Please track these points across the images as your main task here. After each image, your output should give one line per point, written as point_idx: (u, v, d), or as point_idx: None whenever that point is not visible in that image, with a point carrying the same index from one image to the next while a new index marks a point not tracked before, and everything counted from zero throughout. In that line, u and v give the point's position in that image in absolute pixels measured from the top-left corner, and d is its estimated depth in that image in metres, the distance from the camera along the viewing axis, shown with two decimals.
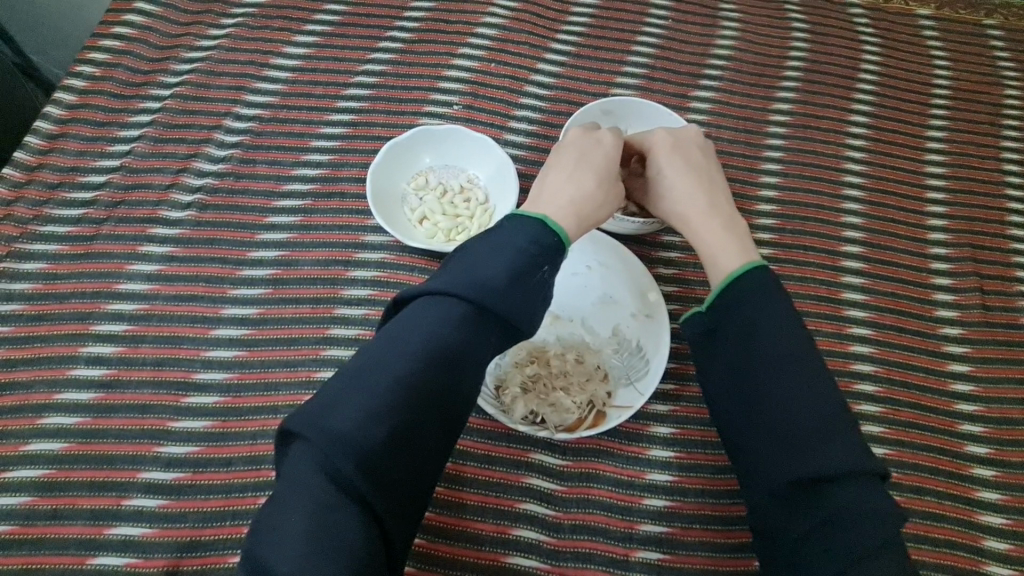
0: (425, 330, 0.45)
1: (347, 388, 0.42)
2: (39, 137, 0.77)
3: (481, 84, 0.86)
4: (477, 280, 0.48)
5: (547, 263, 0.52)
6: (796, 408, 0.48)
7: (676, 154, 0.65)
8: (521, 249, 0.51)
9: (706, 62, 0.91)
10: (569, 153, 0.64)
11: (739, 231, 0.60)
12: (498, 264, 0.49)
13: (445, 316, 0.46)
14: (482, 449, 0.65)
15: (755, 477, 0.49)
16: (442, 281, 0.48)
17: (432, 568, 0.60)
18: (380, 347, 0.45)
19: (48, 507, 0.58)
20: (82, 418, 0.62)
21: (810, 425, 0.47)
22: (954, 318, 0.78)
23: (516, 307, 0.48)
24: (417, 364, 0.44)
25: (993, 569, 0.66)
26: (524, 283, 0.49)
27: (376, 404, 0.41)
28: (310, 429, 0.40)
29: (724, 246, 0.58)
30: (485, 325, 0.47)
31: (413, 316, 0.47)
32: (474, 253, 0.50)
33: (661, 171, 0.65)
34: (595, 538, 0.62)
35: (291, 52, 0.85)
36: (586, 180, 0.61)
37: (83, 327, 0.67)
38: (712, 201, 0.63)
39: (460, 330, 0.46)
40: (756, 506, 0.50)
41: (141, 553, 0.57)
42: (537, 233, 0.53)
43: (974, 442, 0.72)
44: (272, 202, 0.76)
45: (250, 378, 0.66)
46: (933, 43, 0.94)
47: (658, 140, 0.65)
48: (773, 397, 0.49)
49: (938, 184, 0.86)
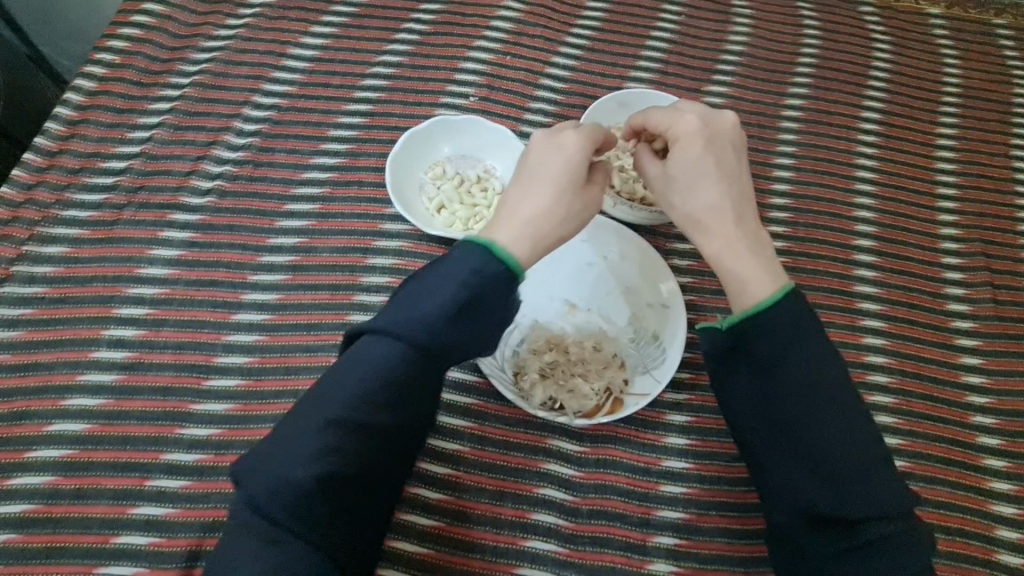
0: (366, 371, 0.47)
1: (296, 429, 0.46)
2: (59, 123, 0.78)
3: (496, 76, 0.86)
4: (415, 319, 0.48)
5: (492, 294, 0.50)
6: (830, 434, 0.49)
7: (706, 150, 0.57)
8: (461, 282, 0.49)
9: (719, 57, 0.92)
10: (537, 159, 0.57)
11: (768, 256, 0.54)
12: (434, 303, 0.48)
13: (385, 357, 0.48)
14: (499, 435, 0.66)
15: (780, 494, 0.51)
16: (381, 320, 0.49)
17: (451, 550, 0.61)
18: (327, 385, 0.48)
19: (71, 488, 0.61)
20: (104, 401, 0.65)
21: (843, 449, 0.48)
22: (965, 312, 0.79)
23: (455, 344, 0.49)
24: (357, 405, 0.47)
25: (1003, 557, 0.67)
26: (463, 318, 0.49)
27: (318, 445, 0.45)
28: (263, 467, 0.45)
29: (751, 273, 0.53)
30: (426, 360, 0.49)
31: (358, 355, 0.49)
32: (419, 285, 0.50)
33: (686, 168, 0.57)
34: (612, 523, 0.63)
35: (309, 43, 0.86)
36: (552, 191, 0.55)
37: (106, 310, 0.69)
38: (739, 210, 0.56)
39: (399, 370, 0.48)
40: (778, 517, 0.52)
41: (163, 533, 0.60)
42: (481, 261, 0.50)
43: (985, 433, 0.72)
44: (291, 189, 0.77)
45: (270, 362, 0.67)
46: (943, 41, 0.95)
47: (687, 129, 0.57)
48: (804, 431, 0.49)
49: (949, 180, 0.86)
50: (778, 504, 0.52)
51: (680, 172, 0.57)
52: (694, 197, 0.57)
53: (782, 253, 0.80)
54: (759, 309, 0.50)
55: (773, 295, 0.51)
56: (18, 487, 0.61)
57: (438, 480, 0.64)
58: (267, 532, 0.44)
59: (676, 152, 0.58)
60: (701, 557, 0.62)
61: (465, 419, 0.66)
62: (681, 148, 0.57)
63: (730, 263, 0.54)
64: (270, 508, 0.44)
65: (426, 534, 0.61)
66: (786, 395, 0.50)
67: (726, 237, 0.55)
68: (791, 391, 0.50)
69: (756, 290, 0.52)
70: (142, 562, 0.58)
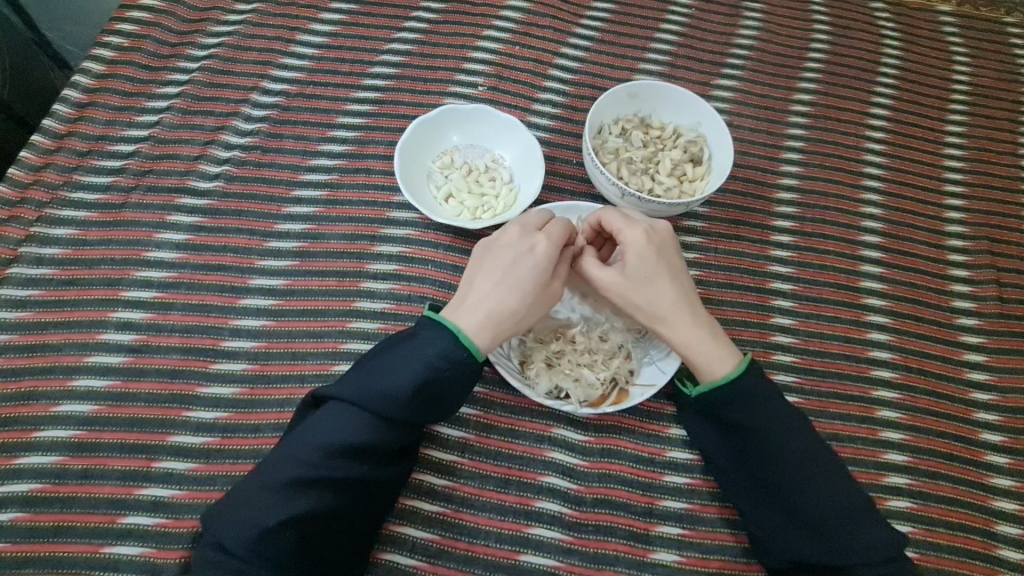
0: (333, 435, 0.52)
1: (266, 479, 0.51)
2: (68, 105, 0.78)
3: (505, 66, 0.86)
4: (379, 393, 0.53)
5: (452, 375, 0.55)
6: (796, 476, 0.55)
7: (659, 258, 0.60)
8: (424, 362, 0.54)
9: (729, 51, 0.91)
10: (503, 253, 0.59)
11: (723, 338, 0.60)
12: (403, 375, 0.53)
13: (350, 425, 0.52)
14: (505, 423, 0.66)
15: (755, 511, 0.59)
16: (360, 382, 0.54)
17: (456, 536, 0.61)
18: (295, 441, 0.53)
19: (79, 467, 0.61)
20: (112, 381, 0.65)
21: (810, 487, 0.54)
22: (970, 309, 0.79)
23: (417, 415, 0.54)
24: (326, 463, 0.51)
25: (1003, 552, 0.67)
26: (424, 396, 0.54)
27: (287, 494, 0.50)
28: (237, 510, 0.51)
29: (709, 359, 0.58)
30: (388, 431, 0.53)
31: (329, 418, 0.53)
32: (387, 360, 0.55)
33: (642, 275, 0.59)
34: (616, 512, 0.63)
35: (317, 29, 0.85)
36: (518, 284, 0.58)
37: (113, 292, 0.69)
38: (691, 305, 0.60)
39: (365, 437, 0.52)
40: (756, 530, 0.59)
41: (171, 514, 0.60)
42: (446, 345, 0.54)
43: (989, 430, 0.73)
44: (299, 175, 0.77)
45: (276, 347, 0.68)
46: (953, 39, 0.95)
47: (635, 239, 0.60)
48: (769, 472, 0.56)
49: (955, 177, 0.86)
50: (756, 520, 0.59)
51: (632, 280, 0.60)
52: (657, 298, 0.59)
53: (787, 247, 0.80)
54: (715, 386, 0.57)
55: (732, 373, 0.57)
56: (26, 465, 0.61)
57: (444, 467, 0.64)
58: (238, 568, 0.49)
59: (628, 261, 0.60)
60: (704, 546, 0.63)
61: (471, 406, 0.66)
62: (631, 255, 0.60)
63: (689, 353, 0.59)
64: (241, 545, 0.49)
65: (431, 520, 0.62)
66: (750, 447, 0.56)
67: (687, 331, 0.59)
68: (752, 448, 0.56)
69: (717, 371, 0.58)
70: (147, 543, 0.59)
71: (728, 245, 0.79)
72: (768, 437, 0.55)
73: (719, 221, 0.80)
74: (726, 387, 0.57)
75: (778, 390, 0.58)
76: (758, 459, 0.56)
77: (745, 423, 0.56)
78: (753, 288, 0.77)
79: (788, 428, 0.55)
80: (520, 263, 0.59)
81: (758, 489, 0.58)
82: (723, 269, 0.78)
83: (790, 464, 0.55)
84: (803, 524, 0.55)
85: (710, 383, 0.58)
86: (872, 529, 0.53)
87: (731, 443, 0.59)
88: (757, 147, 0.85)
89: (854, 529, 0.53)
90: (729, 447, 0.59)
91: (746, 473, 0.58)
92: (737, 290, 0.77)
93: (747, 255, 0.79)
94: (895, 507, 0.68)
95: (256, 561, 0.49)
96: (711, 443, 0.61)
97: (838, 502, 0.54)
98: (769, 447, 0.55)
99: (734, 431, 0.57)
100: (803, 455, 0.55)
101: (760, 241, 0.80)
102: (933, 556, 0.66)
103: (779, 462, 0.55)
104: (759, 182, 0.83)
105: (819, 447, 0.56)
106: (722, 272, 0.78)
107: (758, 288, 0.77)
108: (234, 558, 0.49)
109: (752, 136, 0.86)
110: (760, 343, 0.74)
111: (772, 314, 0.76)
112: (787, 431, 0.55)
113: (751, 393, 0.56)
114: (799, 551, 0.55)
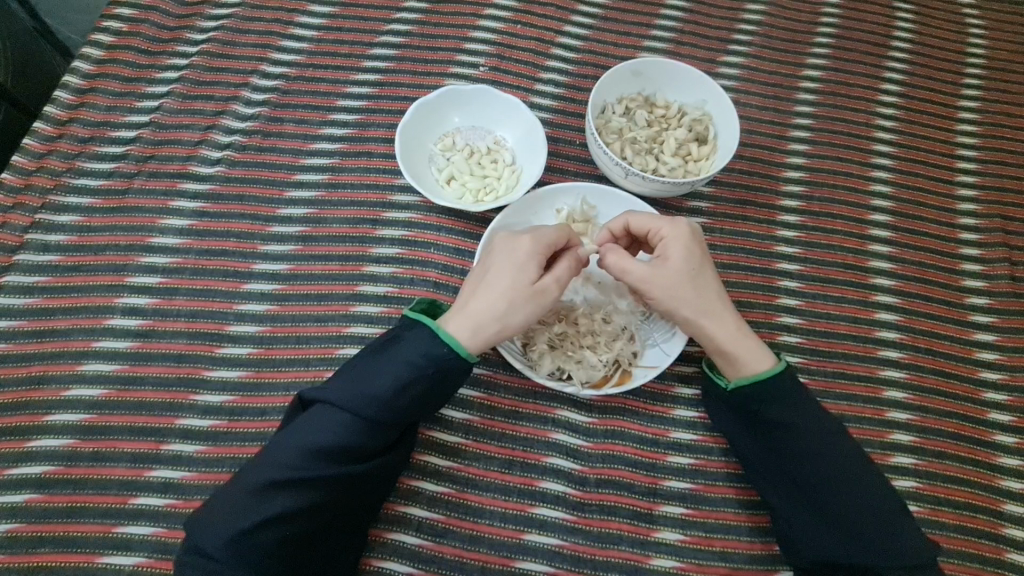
0: (314, 437, 0.52)
1: (247, 481, 0.52)
2: (69, 92, 0.77)
3: (507, 46, 0.84)
4: (365, 394, 0.54)
5: (435, 375, 0.55)
6: (836, 477, 0.55)
7: (701, 257, 0.60)
8: (409, 363, 0.54)
9: (735, 27, 0.89)
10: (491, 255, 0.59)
11: (758, 339, 0.61)
12: (386, 377, 0.54)
13: (333, 426, 0.53)
14: (509, 405, 0.66)
15: (787, 514, 0.58)
16: (342, 386, 0.55)
17: (461, 515, 0.62)
18: (278, 444, 0.53)
19: (90, 450, 0.63)
20: (120, 365, 0.66)
21: (848, 489, 0.55)
22: (981, 288, 0.77)
23: (399, 415, 0.54)
24: (307, 465, 0.51)
25: (1010, 532, 0.67)
26: (410, 398, 0.54)
27: (266, 496, 0.50)
28: (217, 512, 0.51)
29: (753, 354, 0.59)
30: (370, 432, 0.53)
31: (312, 419, 0.54)
32: (371, 362, 0.56)
33: (686, 270, 0.59)
34: (619, 492, 0.64)
35: (316, 11, 0.84)
36: (499, 281, 0.58)
37: (118, 278, 0.69)
38: (729, 303, 0.61)
39: (347, 437, 0.53)
40: (787, 531, 0.59)
41: (181, 495, 0.61)
42: (428, 345, 0.55)
43: (997, 409, 0.72)
44: (300, 160, 0.76)
45: (280, 331, 0.68)
46: (968, 11, 0.92)
47: (675, 231, 0.60)
48: (807, 473, 0.56)
49: (968, 154, 0.84)
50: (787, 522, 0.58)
51: (677, 274, 0.59)
52: (699, 291, 0.60)
53: (794, 227, 0.79)
54: (759, 378, 0.58)
55: (775, 367, 0.58)
56: (38, 449, 0.62)
57: (448, 449, 0.64)
58: (219, 570, 0.49)
59: (669, 255, 0.60)
60: (708, 526, 0.63)
61: (474, 389, 0.67)
62: (674, 250, 0.60)
63: (731, 348, 0.59)
64: (222, 546, 0.49)
65: (436, 500, 0.62)
66: (788, 448, 0.57)
67: (730, 327, 0.60)
68: (790, 448, 0.57)
69: (757, 367, 0.59)
70: (159, 522, 0.60)
71: (734, 226, 0.78)
72: (804, 433, 0.56)
73: (724, 201, 0.79)
74: (770, 381, 0.58)
75: (812, 394, 0.59)
76: (791, 456, 0.57)
77: (781, 418, 0.57)
78: (759, 269, 0.76)
79: (826, 429, 0.56)
80: (506, 262, 0.58)
81: (789, 487, 0.58)
82: (728, 249, 0.77)
83: (824, 462, 0.55)
84: (839, 526, 0.55)
85: (751, 377, 0.59)
86: (911, 536, 0.54)
87: (765, 445, 0.59)
88: (763, 126, 0.84)
89: (892, 531, 0.54)
90: (763, 448, 0.59)
91: (774, 473, 0.59)
92: (742, 270, 0.76)
93: (754, 235, 0.78)
94: (901, 487, 0.67)
95: (237, 562, 0.49)
96: (741, 436, 0.62)
97: (871, 504, 0.54)
98: (808, 447, 0.56)
99: (772, 430, 0.58)
100: (843, 459, 0.56)
101: (767, 221, 0.79)
102: (940, 535, 0.66)
103: (818, 463, 0.56)
104: (768, 161, 0.82)
105: (858, 451, 0.57)
106: (728, 253, 0.77)
107: (764, 269, 0.76)
108: (215, 561, 0.49)
109: (758, 114, 0.84)
110: (766, 324, 0.74)
111: (778, 295, 0.75)
112: (822, 433, 0.56)
113: (788, 390, 0.57)
114: (831, 552, 0.55)
